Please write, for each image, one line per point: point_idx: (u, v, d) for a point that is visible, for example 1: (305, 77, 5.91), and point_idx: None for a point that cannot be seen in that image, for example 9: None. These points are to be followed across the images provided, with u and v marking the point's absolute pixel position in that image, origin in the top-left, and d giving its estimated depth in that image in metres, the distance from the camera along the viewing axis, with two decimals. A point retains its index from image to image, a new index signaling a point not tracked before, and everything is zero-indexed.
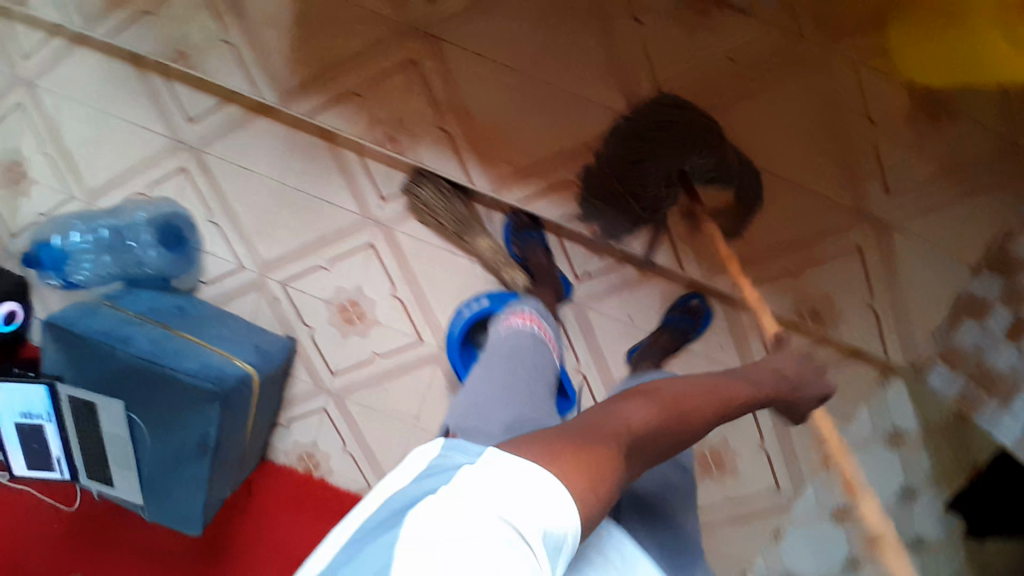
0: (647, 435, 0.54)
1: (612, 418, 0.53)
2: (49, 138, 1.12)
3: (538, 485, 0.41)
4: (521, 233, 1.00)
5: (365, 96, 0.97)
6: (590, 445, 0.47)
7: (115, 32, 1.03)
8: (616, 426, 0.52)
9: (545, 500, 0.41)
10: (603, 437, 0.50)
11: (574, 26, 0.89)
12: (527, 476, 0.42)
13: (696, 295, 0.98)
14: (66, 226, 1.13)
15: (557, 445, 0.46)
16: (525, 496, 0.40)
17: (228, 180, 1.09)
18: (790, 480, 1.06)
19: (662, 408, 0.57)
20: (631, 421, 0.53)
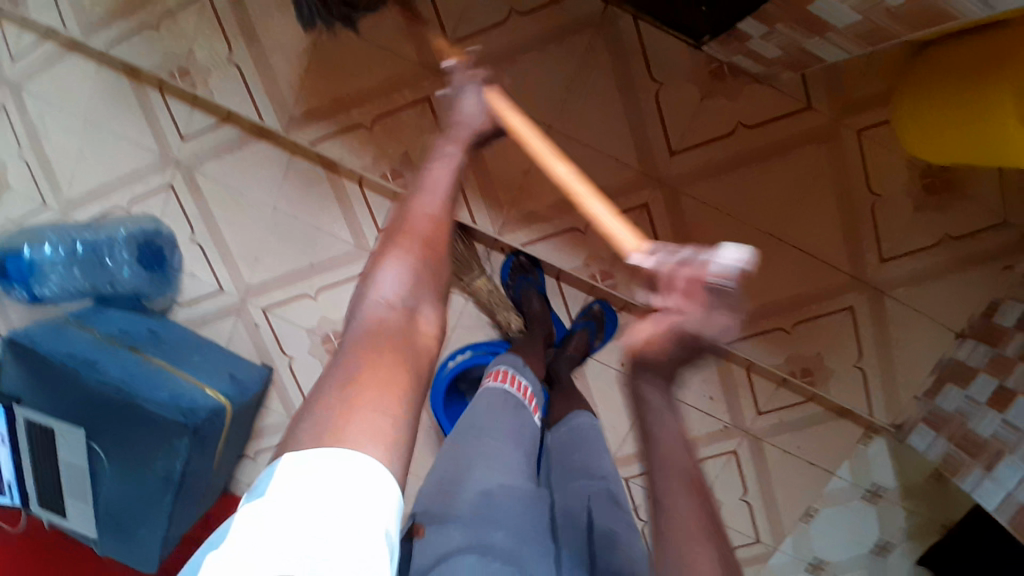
0: (411, 292, 0.48)
1: (359, 307, 0.47)
2: (28, 144, 1.07)
3: (347, 471, 0.36)
4: (517, 274, 1.00)
5: (373, 128, 0.95)
6: (360, 373, 0.42)
7: (113, 41, 0.97)
8: (379, 315, 0.46)
9: (365, 487, 0.36)
10: (364, 327, 0.45)
11: (588, 79, 0.90)
12: (320, 468, 0.36)
13: (598, 300, 1.01)
14: (33, 235, 1.03)
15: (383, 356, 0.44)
16: (339, 490, 0.35)
17: (218, 202, 1.05)
18: (770, 533, 1.04)
19: (418, 258, 0.49)
20: (386, 297, 0.47)
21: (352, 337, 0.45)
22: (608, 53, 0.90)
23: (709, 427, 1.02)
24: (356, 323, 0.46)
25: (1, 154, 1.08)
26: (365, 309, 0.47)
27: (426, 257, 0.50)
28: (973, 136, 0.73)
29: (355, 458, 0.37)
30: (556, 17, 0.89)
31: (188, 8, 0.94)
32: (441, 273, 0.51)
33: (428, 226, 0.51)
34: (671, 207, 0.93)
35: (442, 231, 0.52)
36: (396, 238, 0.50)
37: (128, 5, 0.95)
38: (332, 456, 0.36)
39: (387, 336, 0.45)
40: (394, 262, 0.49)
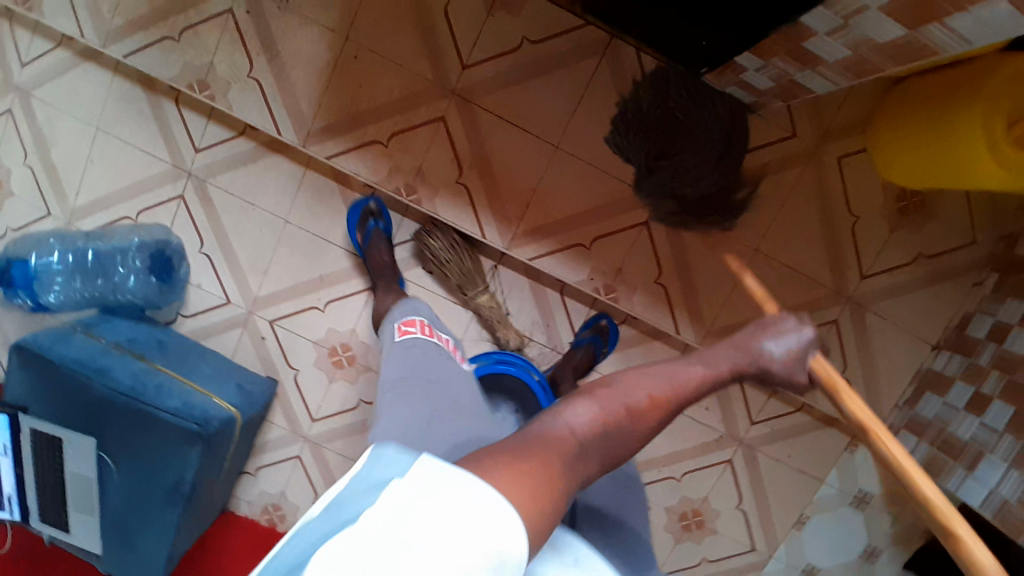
0: (591, 440, 0.52)
1: (549, 422, 0.52)
2: (35, 150, 1.08)
3: (480, 514, 0.37)
4: (367, 221, 1.02)
5: (388, 145, 0.99)
6: (502, 463, 0.44)
7: (132, 50, 0.98)
8: (552, 430, 0.51)
9: (493, 535, 0.37)
10: (541, 436, 0.50)
11: (593, 101, 0.95)
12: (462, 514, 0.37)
13: (604, 315, 1.02)
14: (38, 243, 1.05)
15: (501, 457, 0.45)
16: (468, 527, 0.36)
17: (228, 213, 1.06)
18: (765, 540, 1.05)
19: (607, 416, 0.54)
20: (573, 425, 0.52)
21: (515, 442, 0.49)
22: (612, 81, 0.95)
23: (705, 437, 1.03)
24: (534, 431, 0.51)
25: (6, 161, 1.09)
26: (551, 425, 0.51)
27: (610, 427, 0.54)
28: (956, 167, 0.80)
29: (487, 505, 0.38)
30: (568, 44, 0.95)
31: (211, 22, 0.97)
32: (616, 444, 0.54)
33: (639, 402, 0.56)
34: (669, 224, 0.98)
35: (644, 407, 0.57)
36: (600, 390, 0.57)
37: (149, 17, 0.98)
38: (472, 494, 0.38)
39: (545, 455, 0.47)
40: (591, 403, 0.54)
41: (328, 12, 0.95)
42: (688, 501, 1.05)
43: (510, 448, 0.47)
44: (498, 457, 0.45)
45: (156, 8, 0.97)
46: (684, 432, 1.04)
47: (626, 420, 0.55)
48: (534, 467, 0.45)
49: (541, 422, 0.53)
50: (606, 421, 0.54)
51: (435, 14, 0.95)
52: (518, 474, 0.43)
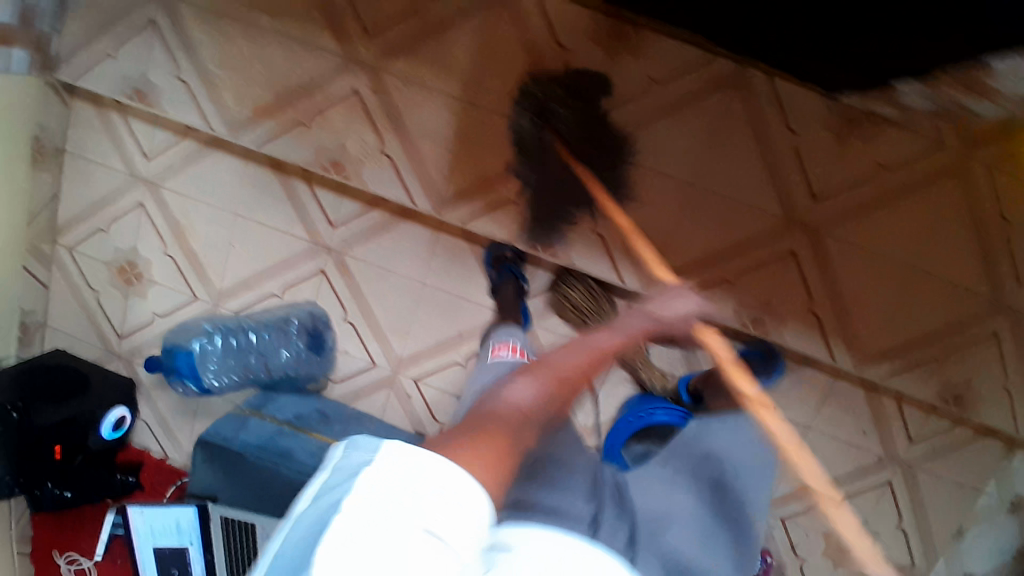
0: (532, 413, 0.71)
1: (499, 399, 0.72)
2: (174, 241, 1.11)
3: (453, 489, 0.49)
4: (503, 265, 1.05)
5: (520, 204, 1.00)
6: (477, 439, 0.58)
7: (264, 139, 1.01)
8: (504, 406, 0.70)
9: (465, 497, 0.49)
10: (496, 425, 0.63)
11: (728, 135, 0.92)
12: (438, 486, 0.49)
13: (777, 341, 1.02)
14: (193, 332, 1.13)
15: (478, 439, 0.59)
16: (445, 499, 0.48)
17: (368, 283, 1.09)
18: (925, 552, 1.08)
19: (546, 383, 0.77)
20: (515, 400, 0.71)
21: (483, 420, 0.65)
22: (746, 114, 0.91)
23: (863, 460, 1.07)
24: (487, 405, 0.71)
25: (145, 252, 1.13)
26: (500, 397, 0.73)
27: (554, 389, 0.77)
28: None
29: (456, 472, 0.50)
30: (698, 82, 0.91)
31: (337, 105, 0.99)
32: (553, 403, 0.77)
33: (565, 368, 0.81)
34: (818, 251, 0.96)
35: (573, 370, 0.82)
36: (538, 367, 0.79)
37: (274, 104, 1.00)
38: (444, 468, 0.50)
39: (483, 432, 0.60)
40: (530, 377, 0.77)
41: (450, 80, 0.95)
42: (833, 509, 1.11)
43: (471, 434, 0.60)
44: (465, 433, 0.60)
45: (281, 95, 0.99)
46: (841, 456, 1.08)
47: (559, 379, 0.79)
48: (493, 433, 0.62)
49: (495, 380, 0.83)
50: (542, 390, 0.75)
51: (557, 68, 0.93)
52: (487, 456, 0.56)
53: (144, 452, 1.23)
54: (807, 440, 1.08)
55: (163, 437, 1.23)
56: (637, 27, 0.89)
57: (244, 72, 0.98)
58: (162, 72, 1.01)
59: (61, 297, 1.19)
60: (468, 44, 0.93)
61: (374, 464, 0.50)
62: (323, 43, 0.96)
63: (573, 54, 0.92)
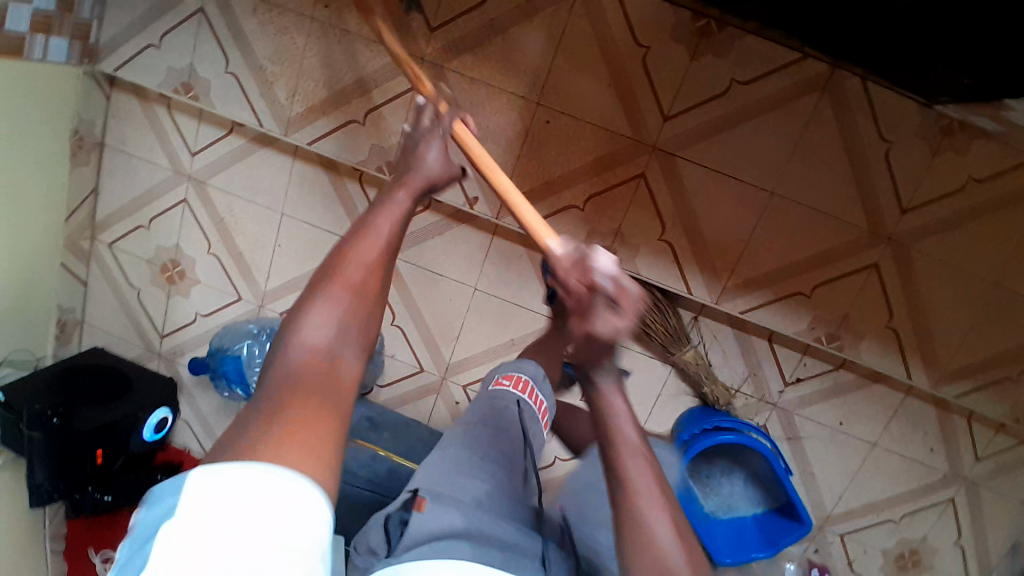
0: (334, 342, 0.49)
1: (286, 352, 0.47)
2: (218, 238, 1.08)
3: (257, 482, 0.35)
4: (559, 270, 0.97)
5: (585, 210, 0.95)
6: (295, 405, 0.42)
7: (316, 136, 0.97)
8: (305, 363, 0.47)
9: (291, 503, 0.35)
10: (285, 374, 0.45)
11: (817, 140, 0.89)
12: (263, 489, 0.35)
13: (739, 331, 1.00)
14: (241, 333, 1.07)
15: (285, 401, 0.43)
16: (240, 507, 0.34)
17: (419, 285, 1.05)
18: (979, 569, 1.06)
19: (351, 306, 0.51)
20: (311, 343, 0.48)
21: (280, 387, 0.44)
22: (836, 117, 0.88)
23: (926, 476, 1.04)
24: (276, 372, 0.46)
25: (188, 251, 1.10)
26: (287, 359, 0.47)
27: (355, 303, 0.52)
28: None
29: (283, 471, 0.36)
30: (786, 82, 0.87)
31: (395, 102, 0.94)
32: (371, 317, 0.53)
33: (361, 272, 0.53)
34: (900, 262, 0.92)
35: (380, 269, 0.55)
36: (335, 278, 0.52)
37: (329, 102, 0.95)
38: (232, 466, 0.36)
39: (314, 380, 0.45)
40: (326, 306, 0.50)
41: (516, 80, 0.91)
42: (895, 527, 1.07)
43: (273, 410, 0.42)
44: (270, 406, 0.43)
45: (336, 92, 0.95)
46: (905, 472, 1.05)
47: (365, 312, 0.52)
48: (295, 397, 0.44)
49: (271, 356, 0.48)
50: (364, 344, 0.51)
51: (633, 68, 0.89)
52: (316, 419, 0.42)
53: (185, 451, 1.20)
54: (871, 455, 1.05)
55: (204, 438, 1.19)
56: (719, 21, 0.86)
57: (300, 67, 0.94)
58: (213, 67, 0.97)
59: (98, 294, 1.16)
60: (537, 42, 0.89)
61: (174, 508, 0.34)
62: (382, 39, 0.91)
63: (650, 51, 0.88)
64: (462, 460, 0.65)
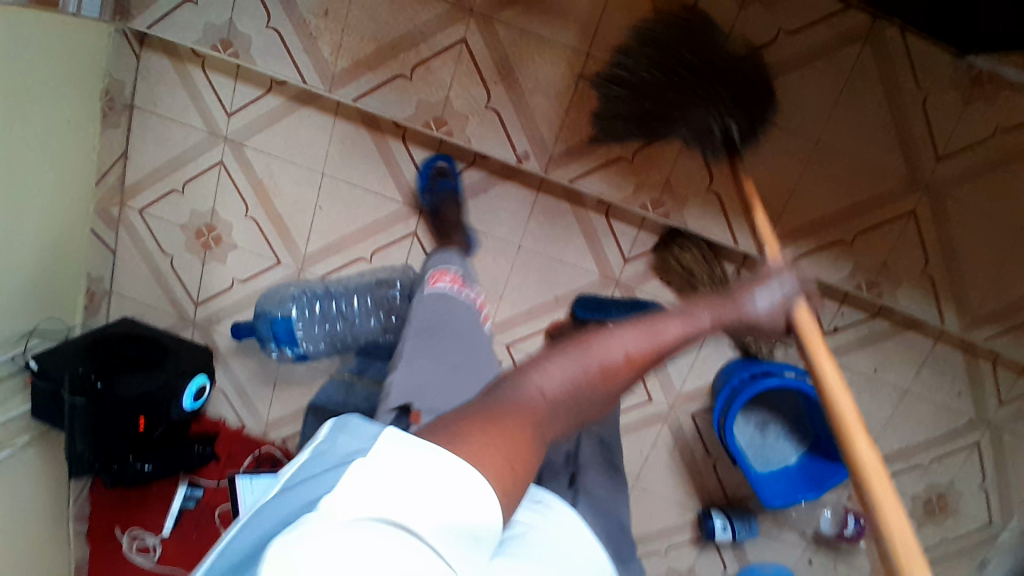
0: (559, 400, 0.58)
1: (527, 389, 0.58)
2: (257, 201, 1.07)
3: (425, 463, 0.44)
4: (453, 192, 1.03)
5: (633, 162, 0.96)
6: (499, 425, 0.52)
7: (361, 94, 0.96)
8: (533, 400, 0.57)
9: (454, 484, 0.43)
10: (519, 407, 0.55)
11: (859, 90, 0.91)
12: (429, 467, 0.43)
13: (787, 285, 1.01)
14: (281, 299, 1.08)
15: (468, 420, 0.52)
16: (408, 479, 0.43)
17: (461, 244, 1.05)
18: (1001, 511, 1.11)
19: (580, 372, 0.61)
20: (543, 389, 0.58)
21: (502, 405, 0.55)
22: (877, 67, 0.90)
23: (954, 422, 1.09)
24: (506, 400, 0.56)
25: (225, 215, 1.08)
26: (521, 394, 0.57)
27: (583, 379, 0.60)
28: None
29: (446, 460, 0.44)
30: (829, 32, 0.89)
31: (444, 57, 0.94)
32: (585, 402, 0.61)
33: (611, 368, 0.62)
34: (937, 209, 0.96)
35: (620, 368, 0.62)
36: (577, 348, 0.63)
37: (375, 58, 0.95)
38: (402, 444, 0.45)
39: (527, 419, 0.54)
40: (566, 364, 0.61)
41: (569, 30, 0.91)
42: (923, 471, 1.12)
43: (485, 416, 0.53)
44: (474, 421, 0.52)
45: (382, 48, 0.94)
46: (936, 417, 1.09)
47: (586, 387, 0.61)
48: (504, 426, 0.51)
49: (515, 391, 0.57)
50: (570, 411, 0.60)
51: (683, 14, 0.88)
52: (505, 434, 0.50)
53: (220, 422, 1.17)
54: (903, 401, 1.09)
55: (240, 406, 1.17)
56: None
57: (345, 22, 0.93)
58: (253, 22, 0.95)
59: (128, 262, 1.13)
60: None
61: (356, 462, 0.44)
62: None
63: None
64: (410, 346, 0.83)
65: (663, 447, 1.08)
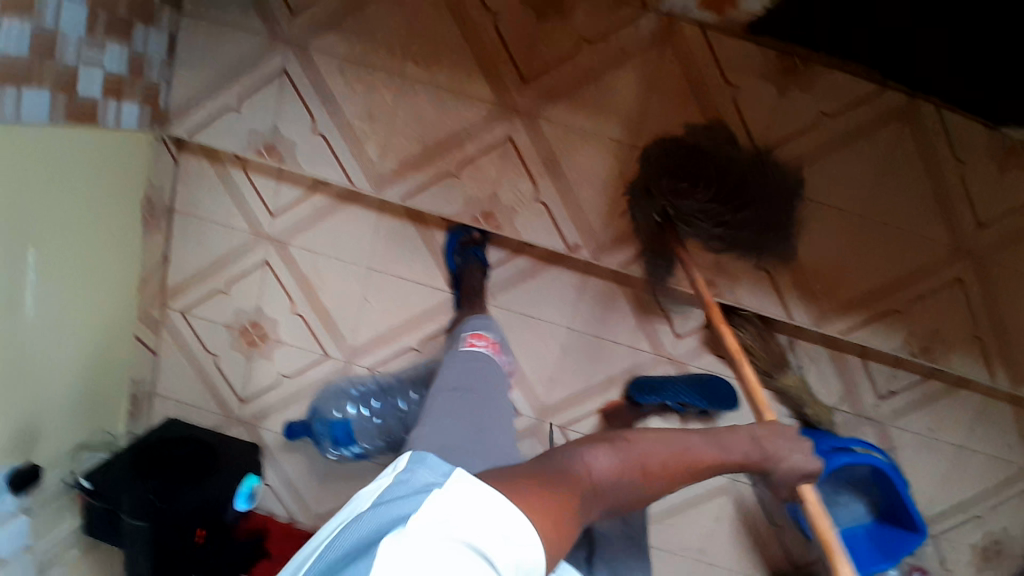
0: (608, 480, 0.65)
1: (583, 470, 0.64)
2: (303, 297, 1.06)
3: (489, 504, 0.51)
4: (468, 252, 1.00)
5: (683, 245, 0.96)
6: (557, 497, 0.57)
7: (408, 193, 0.96)
8: (578, 475, 0.63)
9: (507, 523, 0.51)
10: (569, 481, 0.61)
11: (901, 167, 0.92)
12: (485, 505, 0.51)
13: (833, 354, 1.03)
14: (335, 394, 1.08)
15: (526, 475, 0.59)
16: (473, 515, 0.50)
17: (512, 328, 1.05)
18: None
19: (630, 461, 0.67)
20: (591, 467, 0.64)
21: (553, 470, 0.61)
22: (916, 145, 0.91)
23: (1008, 474, 1.09)
24: (560, 469, 0.62)
25: (271, 311, 1.08)
26: (579, 464, 0.64)
27: (630, 469, 0.67)
28: None
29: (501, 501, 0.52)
30: (867, 113, 0.91)
31: (490, 153, 0.94)
32: (629, 488, 0.67)
33: (660, 470, 0.69)
34: (984, 274, 0.96)
35: (661, 469, 0.69)
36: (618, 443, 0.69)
37: (422, 157, 0.95)
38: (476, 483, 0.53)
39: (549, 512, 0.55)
40: (612, 452, 0.67)
41: (615, 124, 0.92)
42: (982, 521, 1.11)
43: (542, 478, 0.59)
44: (527, 485, 0.57)
45: (428, 147, 0.94)
46: (991, 470, 1.09)
47: (630, 482, 0.67)
48: (558, 498, 0.58)
49: (552, 451, 0.66)
50: (607, 493, 0.65)
51: (724, 105, 0.91)
52: (559, 500, 0.57)
53: (269, 517, 1.16)
54: (958, 457, 1.09)
55: (292, 502, 1.15)
56: (807, 59, 0.89)
57: (391, 125, 0.94)
58: (298, 127, 0.95)
59: (171, 364, 1.12)
60: (633, 82, 0.90)
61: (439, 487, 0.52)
62: (477, 92, 0.92)
63: (740, 89, 0.90)
64: (453, 384, 0.81)
65: (722, 520, 1.08)
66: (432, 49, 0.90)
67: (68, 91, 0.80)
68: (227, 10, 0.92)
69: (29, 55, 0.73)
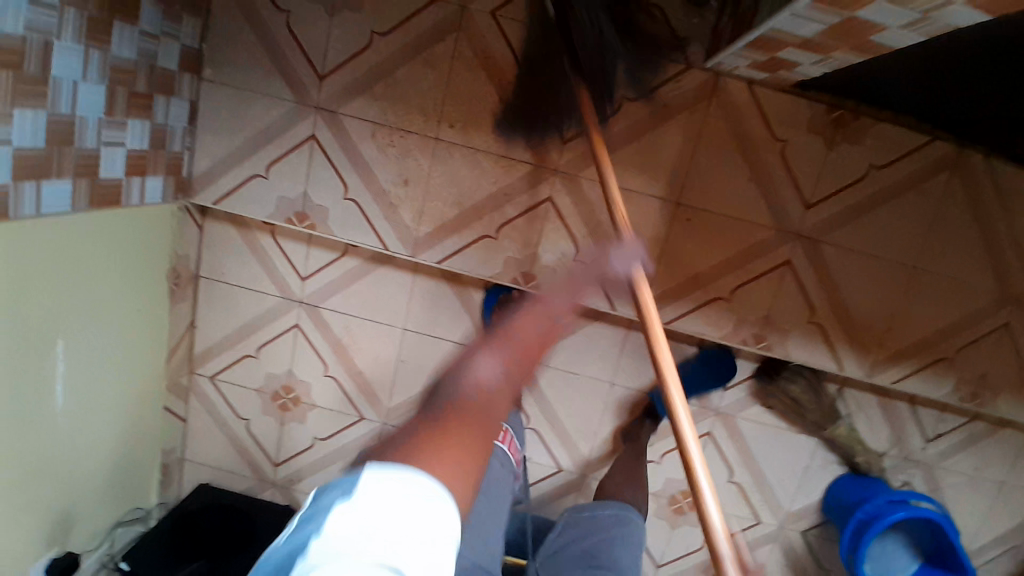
0: (501, 391, 0.54)
1: (465, 386, 0.53)
2: (335, 357, 1.03)
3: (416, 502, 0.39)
4: None
5: (732, 301, 0.94)
6: (451, 424, 0.47)
7: (446, 255, 0.93)
8: (473, 391, 0.52)
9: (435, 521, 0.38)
10: (473, 406, 0.50)
11: (951, 216, 0.90)
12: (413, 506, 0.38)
13: (881, 402, 1.02)
14: None
15: (425, 429, 0.47)
16: (398, 520, 0.37)
17: (554, 385, 1.03)
18: None
19: (509, 357, 0.59)
20: (480, 379, 0.54)
21: (445, 401, 0.51)
22: (966, 193, 0.89)
23: None
24: (447, 398, 0.51)
25: (302, 374, 1.05)
26: (466, 379, 0.54)
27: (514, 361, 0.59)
28: None
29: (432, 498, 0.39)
30: (917, 163, 0.88)
31: (529, 214, 0.91)
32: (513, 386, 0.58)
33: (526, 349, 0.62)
34: None
35: (529, 345, 0.63)
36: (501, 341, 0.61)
37: (459, 220, 0.92)
38: (409, 477, 0.40)
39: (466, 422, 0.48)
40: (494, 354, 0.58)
41: (657, 181, 0.89)
42: (1020, 550, 1.10)
43: (432, 418, 0.49)
44: (428, 426, 0.47)
45: (465, 209, 0.91)
46: None
47: (509, 376, 0.57)
48: (467, 421, 0.48)
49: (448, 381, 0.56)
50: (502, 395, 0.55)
51: (772, 159, 0.88)
52: (469, 433, 0.47)
53: None
54: (1004, 494, 1.07)
55: None
56: (854, 112, 0.87)
57: (426, 188, 0.90)
58: (330, 193, 0.92)
59: (201, 431, 1.09)
60: (678, 139, 0.88)
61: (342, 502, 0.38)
62: (515, 153, 0.89)
63: (790, 143, 0.88)
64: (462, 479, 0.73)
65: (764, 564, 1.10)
66: (468, 112, 0.87)
67: (92, 175, 0.74)
68: (252, 76, 0.88)
69: (46, 146, 0.65)
